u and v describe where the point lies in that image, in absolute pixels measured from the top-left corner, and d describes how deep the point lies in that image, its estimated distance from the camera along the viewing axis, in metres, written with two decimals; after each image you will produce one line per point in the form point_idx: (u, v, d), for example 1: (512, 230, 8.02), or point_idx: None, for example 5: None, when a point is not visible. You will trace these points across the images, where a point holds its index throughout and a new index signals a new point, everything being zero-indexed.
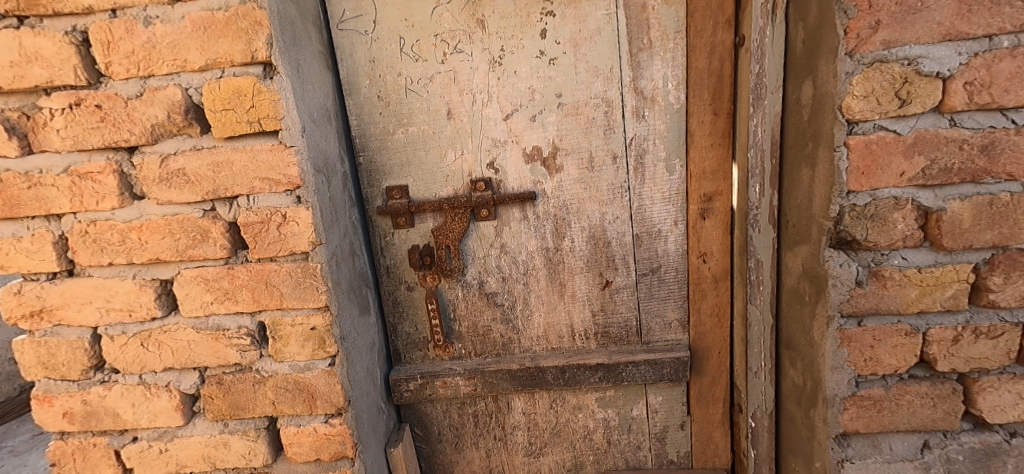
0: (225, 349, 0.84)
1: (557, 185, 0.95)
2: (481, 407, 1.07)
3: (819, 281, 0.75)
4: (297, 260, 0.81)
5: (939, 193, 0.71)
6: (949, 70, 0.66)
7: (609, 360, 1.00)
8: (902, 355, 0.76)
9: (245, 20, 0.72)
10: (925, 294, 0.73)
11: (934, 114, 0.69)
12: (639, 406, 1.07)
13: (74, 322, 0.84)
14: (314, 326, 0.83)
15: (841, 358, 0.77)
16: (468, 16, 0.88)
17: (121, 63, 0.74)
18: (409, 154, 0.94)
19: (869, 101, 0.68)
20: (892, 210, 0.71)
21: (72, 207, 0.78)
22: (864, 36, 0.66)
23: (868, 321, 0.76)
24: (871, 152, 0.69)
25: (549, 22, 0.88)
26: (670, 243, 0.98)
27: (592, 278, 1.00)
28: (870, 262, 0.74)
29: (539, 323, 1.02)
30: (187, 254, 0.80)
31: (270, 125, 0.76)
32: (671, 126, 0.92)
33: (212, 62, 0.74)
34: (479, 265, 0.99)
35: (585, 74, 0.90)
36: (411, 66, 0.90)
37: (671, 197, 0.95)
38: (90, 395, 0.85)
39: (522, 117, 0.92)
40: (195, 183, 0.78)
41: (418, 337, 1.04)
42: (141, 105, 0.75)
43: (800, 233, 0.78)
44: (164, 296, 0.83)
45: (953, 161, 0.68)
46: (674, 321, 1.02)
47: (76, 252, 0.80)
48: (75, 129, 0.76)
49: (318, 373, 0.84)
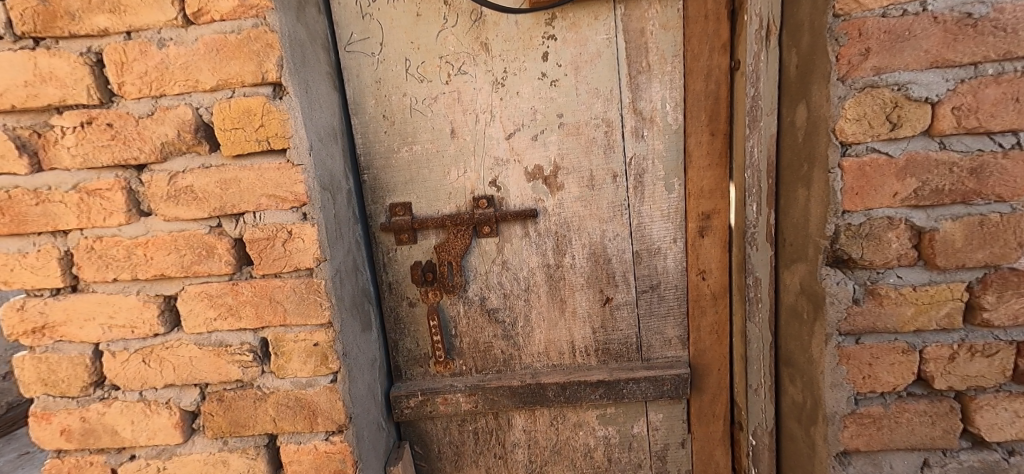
0: (227, 365, 0.84)
1: (558, 203, 0.96)
2: (481, 424, 1.07)
3: (817, 298, 0.77)
4: (302, 276, 0.82)
5: (931, 213, 0.73)
6: (937, 95, 0.69)
7: (609, 377, 1.00)
8: (900, 372, 0.77)
9: (257, 43, 0.74)
10: (921, 312, 0.75)
11: (925, 137, 0.71)
12: (640, 424, 1.07)
13: (76, 338, 0.84)
14: (317, 342, 0.83)
15: (840, 376, 0.78)
16: (472, 39, 0.91)
17: (134, 84, 0.76)
18: (412, 172, 0.96)
19: (862, 125, 0.70)
20: (886, 229, 0.73)
21: (78, 224, 0.79)
22: (855, 62, 0.69)
23: (866, 339, 0.77)
24: (865, 174, 0.72)
25: (551, 45, 0.91)
26: (669, 260, 0.99)
27: (592, 295, 1.01)
28: (866, 280, 0.76)
29: (539, 340, 1.03)
30: (191, 270, 0.81)
31: (279, 143, 0.77)
32: (669, 146, 0.94)
33: (223, 83, 0.76)
34: (480, 281, 1.00)
35: (585, 95, 0.92)
36: (416, 87, 0.92)
37: (670, 216, 0.97)
38: (89, 412, 0.85)
39: (524, 136, 0.94)
40: (202, 200, 0.79)
41: (419, 354, 1.04)
42: (152, 124, 0.77)
43: (797, 250, 0.80)
44: (168, 312, 0.84)
45: (944, 182, 0.70)
46: (674, 338, 1.03)
47: (81, 268, 0.81)
48: (85, 146, 0.77)
49: (320, 389, 0.84)
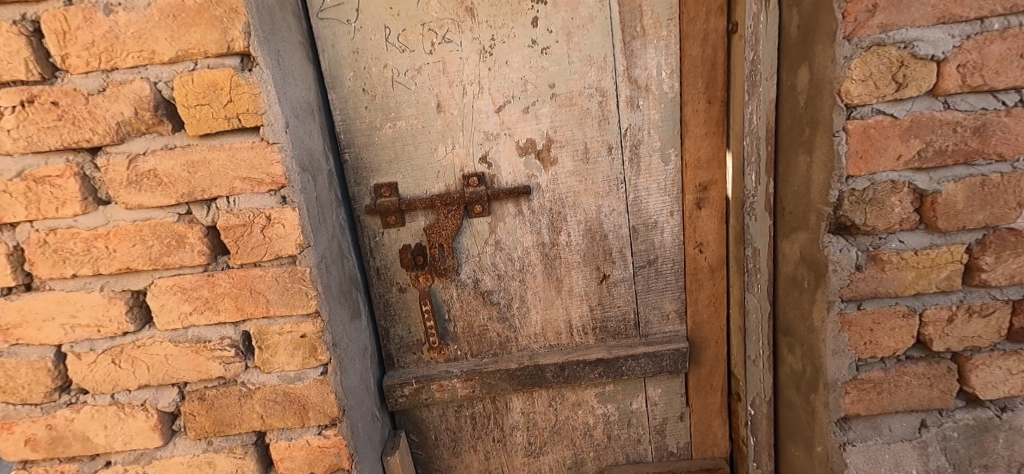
0: (207, 362, 0.78)
1: (552, 179, 0.93)
2: (478, 409, 1.04)
3: (819, 266, 0.76)
4: (284, 264, 0.76)
5: (933, 176, 0.72)
6: (943, 52, 0.67)
7: (609, 355, 0.99)
8: (900, 337, 0.77)
9: (219, 8, 0.66)
10: (921, 276, 0.75)
11: (929, 97, 0.69)
12: (639, 400, 1.06)
13: (34, 341, 0.76)
14: (304, 334, 0.78)
15: (842, 343, 0.77)
16: (456, 3, 0.84)
17: (79, 56, 0.67)
18: (397, 149, 0.90)
19: (868, 86, 0.68)
20: (889, 194, 0.72)
21: (28, 215, 0.71)
22: (862, 19, 0.66)
23: (868, 305, 0.77)
24: (869, 136, 0.70)
25: (541, 9, 0.85)
26: (666, 234, 0.97)
27: (590, 273, 0.98)
28: (868, 246, 0.75)
29: (536, 320, 1.00)
30: (161, 261, 0.75)
31: (250, 120, 0.70)
32: (666, 116, 0.91)
33: (183, 53, 0.68)
34: (474, 263, 0.96)
35: (578, 63, 0.87)
36: (397, 57, 0.86)
37: (666, 188, 0.94)
38: (56, 419, 0.78)
39: (515, 109, 0.89)
40: (168, 185, 0.72)
41: (411, 340, 1.00)
42: (104, 101, 0.69)
43: (798, 219, 0.78)
44: (137, 309, 0.77)
45: (948, 143, 0.69)
46: (672, 312, 1.01)
47: (35, 264, 0.73)
48: (28, 128, 0.69)
49: (310, 382, 0.79)
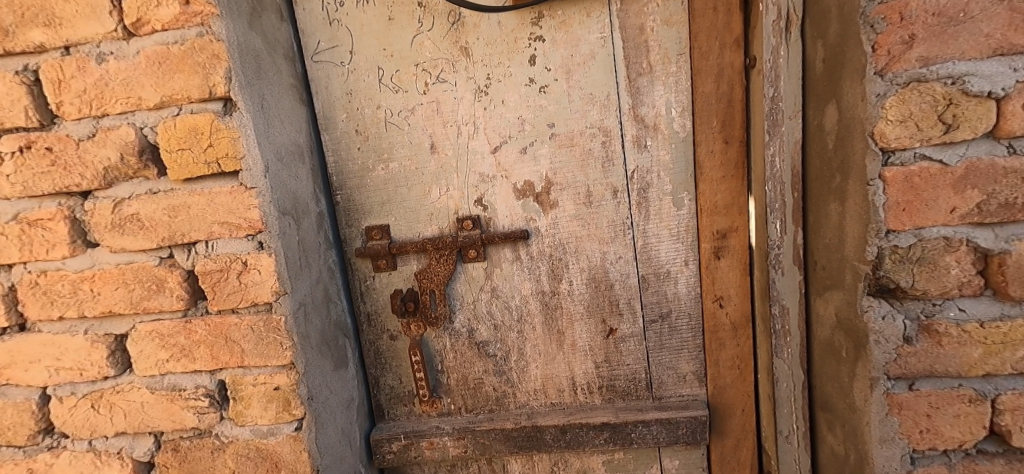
0: (182, 412, 0.75)
1: (552, 223, 0.86)
2: (473, 470, 0.96)
3: (857, 334, 0.64)
4: (260, 312, 0.73)
5: (1000, 232, 0.59)
6: (1003, 88, 0.56)
7: (615, 419, 0.88)
8: (967, 426, 0.63)
9: (202, 54, 0.66)
10: (991, 354, 0.61)
11: (989, 140, 0.58)
12: (652, 471, 0.94)
13: (22, 382, 0.76)
14: (278, 386, 0.74)
15: (890, 429, 0.64)
16: (450, 43, 0.82)
17: (73, 103, 0.68)
18: (389, 192, 0.87)
19: (907, 127, 0.57)
20: (942, 253, 0.60)
21: (21, 257, 0.72)
22: (897, 52, 0.57)
23: (922, 385, 0.63)
24: (914, 185, 0.59)
25: (538, 47, 0.81)
26: (680, 285, 0.87)
27: (594, 326, 0.89)
28: (919, 313, 0.62)
29: (536, 376, 0.92)
30: (141, 306, 0.73)
31: (229, 165, 0.69)
32: (677, 157, 0.83)
33: (168, 99, 0.68)
34: (468, 311, 0.90)
35: (579, 102, 0.82)
36: (390, 98, 0.84)
37: (679, 235, 0.85)
38: (37, 463, 0.77)
39: (511, 150, 0.84)
40: (150, 229, 0.71)
41: (402, 391, 0.94)
42: (93, 147, 0.69)
43: (831, 276, 0.67)
44: (119, 353, 0.76)
45: (1016, 194, 0.57)
46: (689, 373, 0.90)
47: (26, 305, 0.74)
48: (25, 174, 0.70)
49: (283, 439, 0.75)
